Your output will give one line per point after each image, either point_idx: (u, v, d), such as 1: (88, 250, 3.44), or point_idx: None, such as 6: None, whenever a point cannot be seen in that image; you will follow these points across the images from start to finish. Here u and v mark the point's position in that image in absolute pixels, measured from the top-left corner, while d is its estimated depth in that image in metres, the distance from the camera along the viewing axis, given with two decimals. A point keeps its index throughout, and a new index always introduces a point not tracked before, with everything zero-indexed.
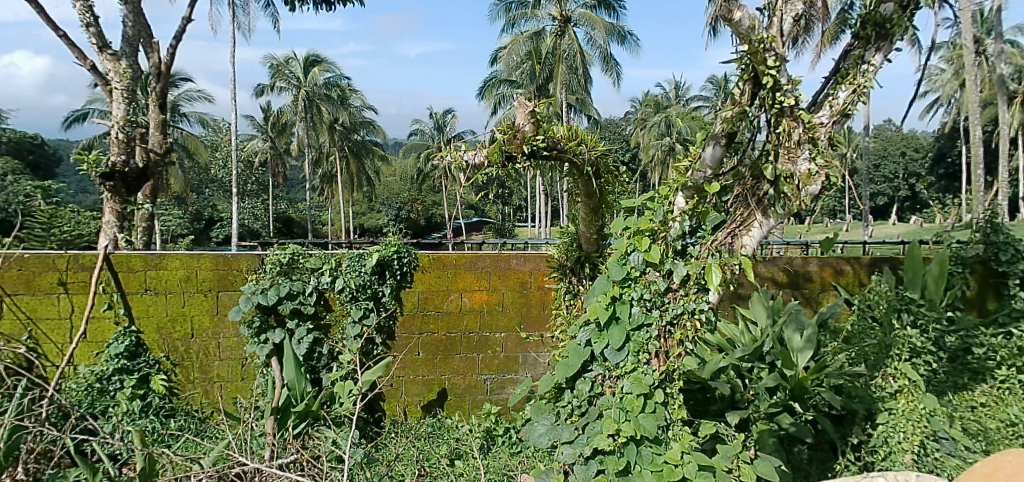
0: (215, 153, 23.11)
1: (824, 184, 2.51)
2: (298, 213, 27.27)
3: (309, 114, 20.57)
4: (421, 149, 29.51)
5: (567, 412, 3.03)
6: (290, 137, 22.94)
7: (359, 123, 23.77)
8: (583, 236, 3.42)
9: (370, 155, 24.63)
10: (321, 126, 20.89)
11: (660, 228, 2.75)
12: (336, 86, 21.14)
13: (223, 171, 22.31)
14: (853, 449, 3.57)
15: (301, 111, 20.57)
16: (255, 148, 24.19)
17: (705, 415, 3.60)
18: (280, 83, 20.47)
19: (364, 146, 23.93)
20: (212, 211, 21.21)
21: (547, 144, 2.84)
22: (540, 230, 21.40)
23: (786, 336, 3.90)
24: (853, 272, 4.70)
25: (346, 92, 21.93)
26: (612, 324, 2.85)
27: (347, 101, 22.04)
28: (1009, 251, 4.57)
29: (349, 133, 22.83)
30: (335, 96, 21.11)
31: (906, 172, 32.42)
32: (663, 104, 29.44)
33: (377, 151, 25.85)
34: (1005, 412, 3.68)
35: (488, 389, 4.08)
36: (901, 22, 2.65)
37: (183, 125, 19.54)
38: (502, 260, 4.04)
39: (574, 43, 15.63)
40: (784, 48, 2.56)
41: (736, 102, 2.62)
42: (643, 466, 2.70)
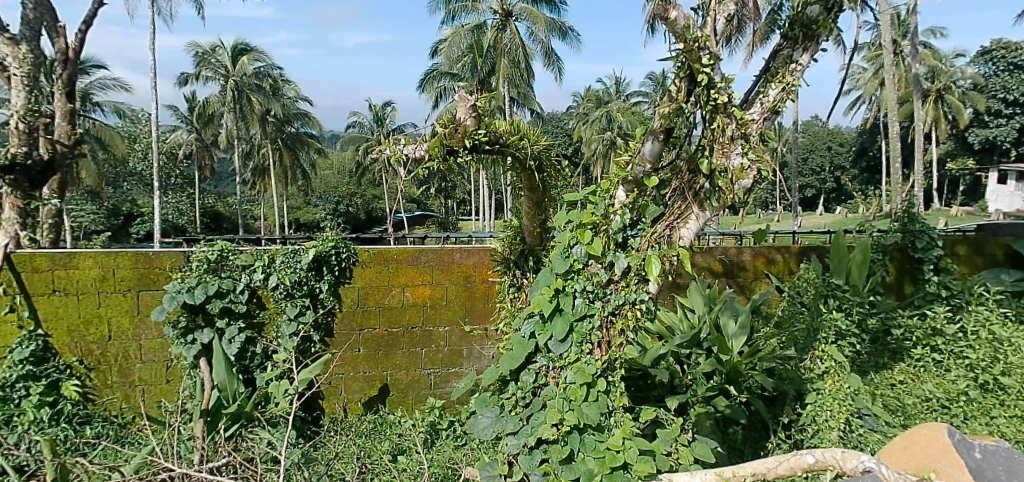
0: (134, 145, 21.69)
1: (755, 178, 2.66)
2: (229, 208, 26.17)
3: (237, 105, 19.74)
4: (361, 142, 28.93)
5: (511, 404, 3.02)
6: (217, 127, 22.02)
7: (293, 115, 23.05)
8: (527, 230, 3.42)
9: (306, 148, 23.95)
10: (252, 118, 20.09)
11: (602, 221, 2.80)
12: (268, 76, 20.40)
13: (145, 165, 21.13)
14: (784, 428, 3.76)
15: (229, 102, 19.65)
16: (180, 140, 23.10)
17: (646, 401, 3.75)
18: (206, 73, 19.71)
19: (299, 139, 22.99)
20: (132, 206, 20.09)
21: (489, 139, 2.82)
22: (484, 223, 21.38)
23: (722, 323, 4.08)
24: (784, 261, 4.93)
25: (278, 82, 21.20)
26: (556, 315, 2.87)
27: (279, 92, 21.29)
28: (924, 239, 4.91)
29: (283, 125, 22.08)
30: (266, 87, 20.32)
31: (832, 165, 34.00)
32: (605, 99, 29.98)
33: (315, 144, 25.16)
34: (921, 388, 3.93)
35: (432, 383, 4.05)
36: (826, 23, 2.77)
37: (94, 114, 18.42)
38: (445, 254, 4.02)
39: (515, 38, 15.64)
40: (717, 46, 2.63)
41: (673, 99, 2.68)
42: (587, 454, 2.72)
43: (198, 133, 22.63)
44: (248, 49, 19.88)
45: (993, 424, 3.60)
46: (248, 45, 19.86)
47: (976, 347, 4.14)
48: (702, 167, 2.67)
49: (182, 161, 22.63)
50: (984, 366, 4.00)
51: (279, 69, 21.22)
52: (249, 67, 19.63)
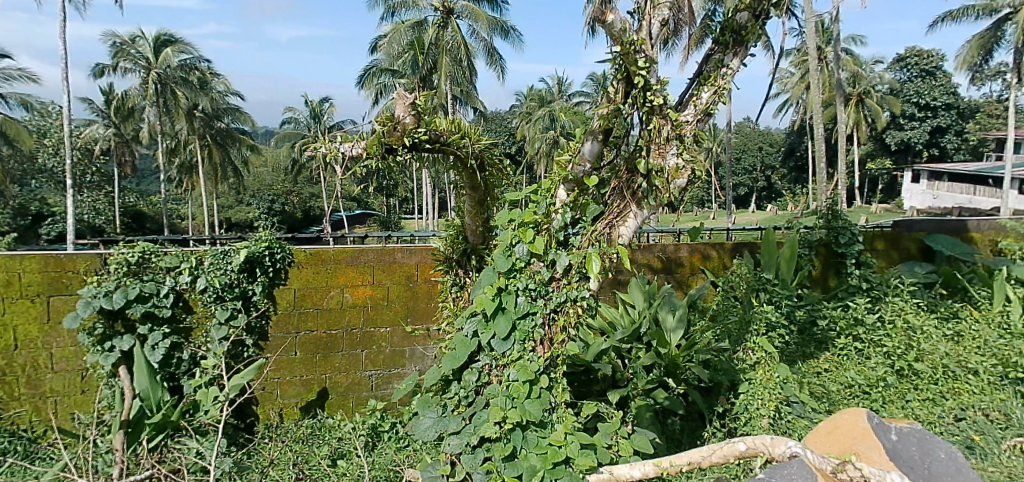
0: (43, 140, 20.26)
1: (689, 177, 2.72)
2: (153, 208, 24.86)
3: (160, 99, 18.81)
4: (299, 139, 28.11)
5: (454, 404, 2.98)
6: (138, 122, 20.88)
7: (223, 109, 22.14)
8: (469, 229, 3.40)
9: (237, 144, 23.07)
10: (177, 112, 19.19)
11: (544, 219, 2.82)
12: (194, 69, 19.44)
13: (56, 161, 19.79)
14: (719, 417, 3.89)
15: (151, 96, 18.67)
16: (96, 135, 21.81)
17: (589, 395, 3.89)
18: (124, 64, 18.37)
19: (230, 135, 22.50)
20: (41, 206, 18.83)
21: (429, 137, 2.78)
22: (427, 222, 21.18)
23: (661, 317, 4.19)
24: (718, 257, 5.11)
25: (206, 75, 20.28)
26: (499, 313, 2.86)
27: (207, 86, 20.36)
28: (846, 234, 5.17)
29: (211, 120, 21.43)
30: (193, 80, 19.38)
31: (763, 165, 35.41)
32: (547, 98, 30.32)
33: (247, 140, 24.22)
34: (844, 375, 4.14)
35: (373, 384, 3.97)
36: (754, 30, 2.87)
37: None
38: (386, 254, 3.96)
39: (457, 35, 15.56)
40: (653, 50, 2.69)
41: (611, 100, 2.71)
42: (529, 450, 2.74)
43: (117, 128, 21.40)
44: (172, 40, 18.72)
45: (907, 406, 3.84)
46: (172, 36, 18.68)
47: (892, 336, 4.42)
48: (639, 167, 2.72)
49: (98, 157, 21.33)
50: (900, 353, 4.27)
51: (207, 61, 20.24)
52: (174, 59, 18.54)
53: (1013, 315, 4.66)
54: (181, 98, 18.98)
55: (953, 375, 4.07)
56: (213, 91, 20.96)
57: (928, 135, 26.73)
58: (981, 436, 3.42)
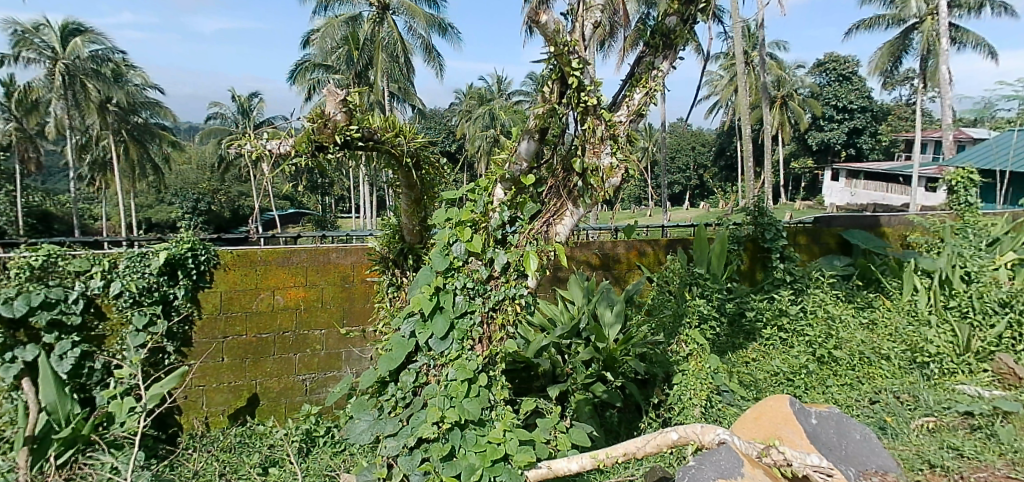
0: None
1: (623, 176, 2.81)
2: (62, 209, 23.20)
3: (69, 91, 17.65)
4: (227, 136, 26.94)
5: (390, 406, 2.93)
6: (45, 116, 19.48)
7: (140, 103, 20.96)
8: (406, 228, 3.35)
9: (157, 140, 21.90)
10: (88, 105, 18.03)
11: (481, 218, 2.83)
12: (107, 61, 18.35)
13: None
14: (654, 408, 4.01)
15: (59, 88, 17.48)
16: None
17: (530, 391, 3.93)
18: (27, 54, 17.10)
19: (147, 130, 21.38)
20: None
21: (362, 135, 2.71)
22: (365, 221, 20.79)
23: (599, 312, 4.27)
24: (654, 253, 5.26)
25: (121, 67, 19.16)
26: (436, 313, 2.85)
27: (122, 79, 19.24)
28: (772, 230, 5.43)
29: (127, 114, 20.32)
30: (106, 72, 18.27)
31: (696, 164, 36.16)
32: (487, 97, 30.33)
33: (169, 136, 23.00)
34: (770, 364, 4.34)
35: (307, 389, 3.86)
36: (682, 34, 2.96)
37: None
38: (320, 254, 3.86)
39: (393, 31, 15.32)
40: (585, 51, 2.72)
41: (546, 99, 2.71)
42: (468, 449, 2.71)
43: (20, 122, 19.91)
44: (81, 29, 17.60)
45: (828, 391, 4.06)
46: (80, 25, 17.58)
47: (814, 326, 4.66)
48: (575, 166, 2.75)
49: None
50: (821, 341, 4.51)
51: (121, 53, 19.14)
52: (84, 50, 17.42)
53: (920, 304, 5.01)
54: (93, 91, 17.86)
55: (868, 360, 4.35)
56: (128, 84, 19.84)
57: (845, 136, 28.46)
58: (892, 417, 3.65)
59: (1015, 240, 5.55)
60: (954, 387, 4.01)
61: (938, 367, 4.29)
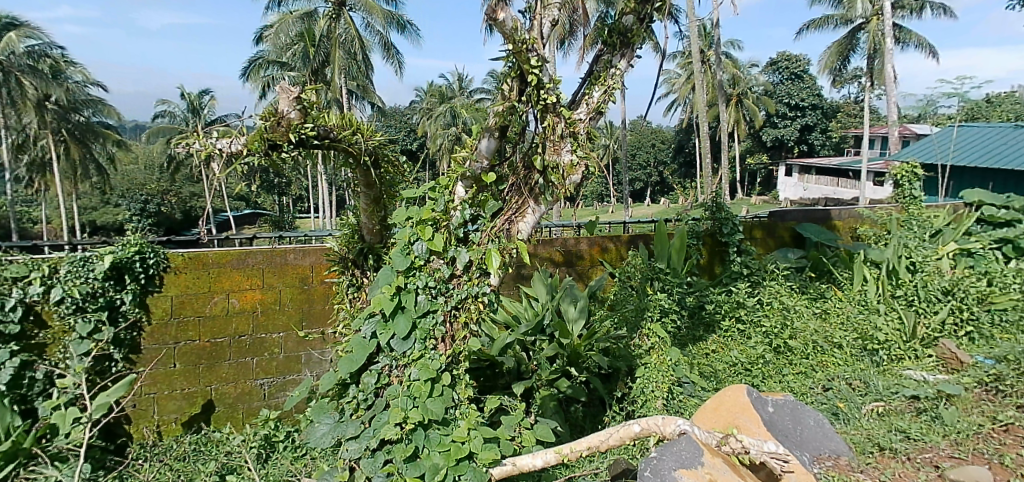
0: None
1: (583, 174, 2.83)
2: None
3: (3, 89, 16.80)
4: (173, 134, 26.00)
5: (352, 408, 2.89)
6: None
7: (82, 101, 20.09)
8: (365, 228, 3.29)
9: (101, 140, 21.01)
10: (25, 103, 17.20)
11: (442, 216, 2.81)
12: (44, 57, 17.61)
13: None
14: (618, 401, 4.07)
15: None
16: None
17: (495, 389, 3.94)
18: None
19: (90, 129, 20.47)
20: None
21: (318, 133, 2.64)
22: (325, 221, 20.42)
23: (563, 308, 4.30)
24: (616, 249, 5.31)
25: (60, 64, 18.38)
26: (398, 313, 2.81)
27: (61, 76, 18.45)
28: (729, 224, 5.56)
29: (67, 113, 19.41)
30: (43, 68, 17.50)
31: (656, 161, 36.79)
32: (447, 95, 30.17)
33: (113, 136, 22.09)
34: (729, 355, 4.45)
35: (266, 393, 3.77)
36: (639, 33, 2.99)
37: None
38: (277, 255, 3.77)
39: (350, 28, 15.10)
40: (544, 49, 2.72)
41: (506, 97, 2.70)
42: (431, 449, 2.67)
43: None
44: (15, 23, 16.82)
45: (784, 380, 4.18)
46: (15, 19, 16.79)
47: (770, 316, 4.78)
48: (536, 164, 2.76)
49: None
50: (777, 332, 4.64)
51: (60, 49, 18.37)
52: (19, 45, 16.61)
53: (869, 293, 5.19)
54: (30, 89, 17.03)
55: (821, 349, 4.49)
56: (68, 82, 19.01)
57: (798, 133, 29.36)
58: (845, 403, 3.78)
59: (956, 231, 5.81)
60: (901, 372, 4.18)
61: (887, 354, 4.47)
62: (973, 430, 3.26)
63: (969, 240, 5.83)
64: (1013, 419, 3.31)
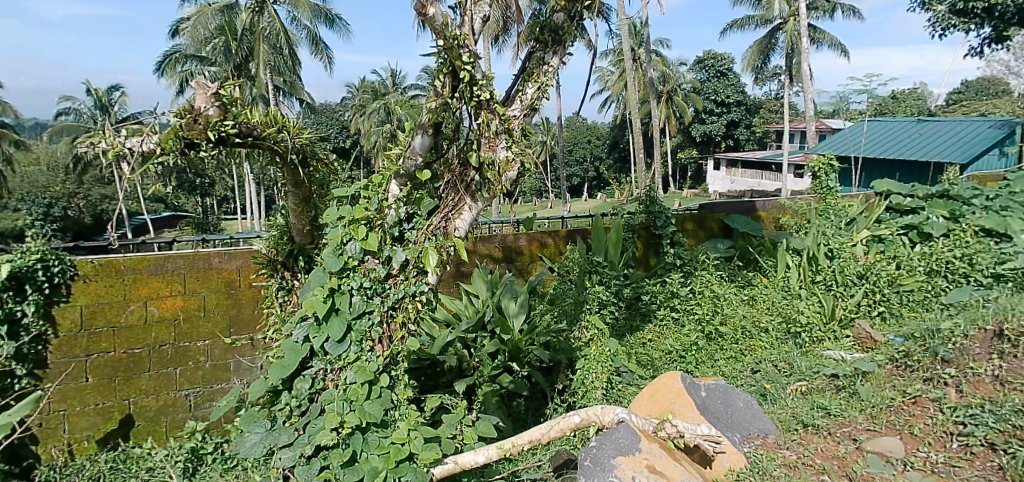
0: None
1: (519, 169, 2.83)
2: None
3: None
4: (79, 132, 24.22)
5: (285, 415, 2.77)
6: None
7: None
8: (295, 228, 3.15)
9: None
10: None
11: (376, 215, 2.73)
12: None
13: None
14: (559, 394, 4.11)
15: None
16: None
17: (436, 388, 3.91)
18: None
19: None
20: None
21: (239, 130, 2.51)
22: (253, 223, 19.59)
23: (503, 304, 4.30)
24: (555, 244, 5.36)
25: None
26: (332, 316, 2.72)
27: None
28: (662, 217, 5.71)
29: None
30: None
31: (592, 156, 37.42)
32: (381, 91, 29.65)
33: (11, 135, 20.40)
34: (665, 343, 4.57)
35: (191, 405, 3.58)
36: (570, 30, 3.00)
37: None
38: (199, 259, 3.59)
39: (275, 22, 14.60)
40: (476, 46, 2.70)
41: (439, 94, 2.66)
42: (370, 452, 2.60)
43: None
44: None
45: (716, 365, 4.35)
46: None
47: (702, 304, 4.94)
48: (471, 161, 2.73)
49: None
50: (708, 319, 4.81)
51: None
52: None
53: (792, 280, 5.46)
54: None
55: (748, 333, 4.71)
56: None
57: (725, 128, 30.60)
58: (771, 384, 3.96)
59: (867, 219, 6.20)
60: (821, 352, 4.43)
61: (808, 336, 4.71)
62: (886, 404, 3.47)
63: (880, 227, 6.23)
64: (920, 392, 3.51)
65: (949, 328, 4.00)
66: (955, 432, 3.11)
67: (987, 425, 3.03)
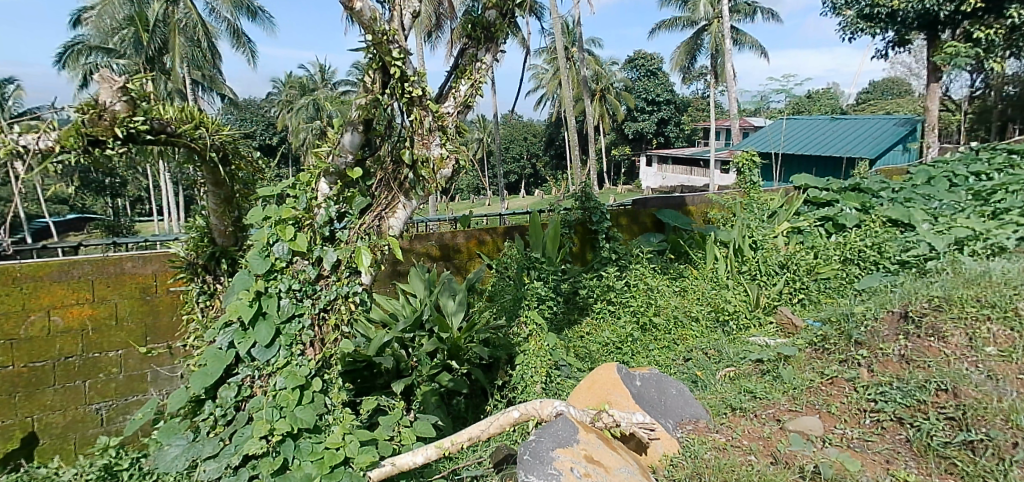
0: None
1: (454, 167, 2.79)
2: None
3: None
4: None
5: (208, 425, 2.62)
6: None
7: None
8: (216, 229, 2.98)
9: None
10: None
11: (305, 215, 2.63)
12: None
13: None
14: (499, 390, 4.10)
15: None
16: None
17: (373, 390, 3.83)
18: None
19: None
20: None
21: (151, 127, 2.35)
22: (171, 224, 18.50)
23: (441, 303, 4.26)
24: (492, 241, 5.36)
25: None
26: (259, 320, 2.59)
27: None
28: (597, 213, 5.81)
29: None
30: None
31: (528, 153, 37.69)
32: (308, 87, 28.83)
33: None
34: (603, 336, 4.66)
35: (103, 419, 3.42)
36: (502, 28, 2.97)
37: None
38: (109, 264, 3.39)
39: (191, 13, 13.90)
40: (406, 42, 2.65)
41: (369, 90, 2.59)
42: (303, 459, 2.50)
43: None
44: None
45: (650, 355, 4.47)
46: None
47: (636, 297, 5.06)
48: (404, 158, 2.67)
49: None
50: (643, 310, 4.93)
51: None
52: None
53: (720, 270, 5.70)
54: None
55: (680, 323, 4.86)
56: None
57: (655, 126, 31.54)
58: (702, 371, 4.11)
59: (788, 211, 6.54)
60: (747, 339, 4.64)
61: (735, 324, 4.92)
62: (806, 385, 3.67)
63: (799, 219, 6.59)
64: (837, 373, 3.72)
65: (861, 312, 4.27)
66: (868, 409, 3.32)
67: (895, 401, 3.26)
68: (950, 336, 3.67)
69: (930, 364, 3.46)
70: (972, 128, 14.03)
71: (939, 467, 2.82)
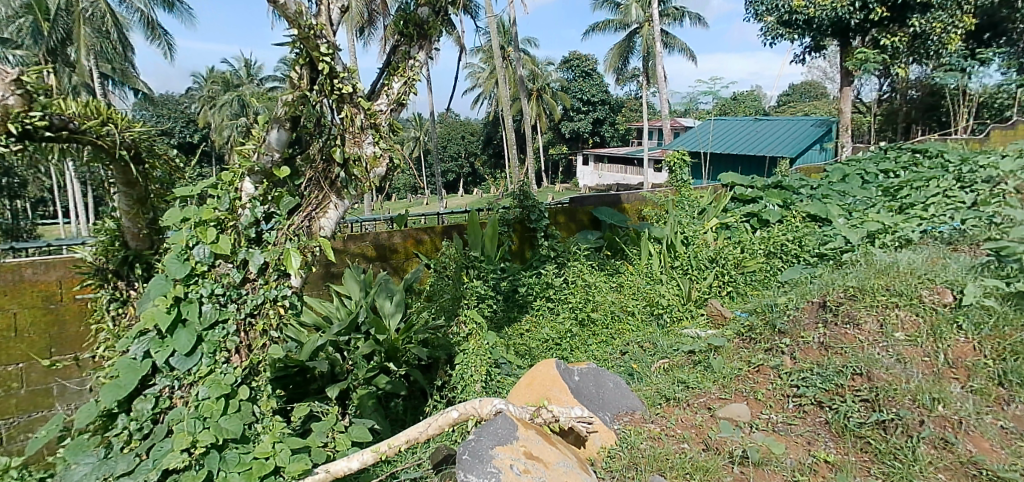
0: None
1: (387, 166, 2.72)
2: None
3: None
4: None
5: (122, 441, 2.44)
6: None
7: None
8: (128, 232, 2.77)
9: None
10: None
11: (228, 216, 2.51)
12: None
13: None
14: (438, 391, 4.05)
15: None
16: None
17: (306, 396, 3.71)
18: None
19: None
20: None
21: (50, 123, 2.16)
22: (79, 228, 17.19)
23: (378, 304, 4.17)
24: (430, 240, 5.28)
25: None
26: (178, 327, 2.44)
27: None
28: (535, 212, 5.85)
29: None
30: None
31: (466, 152, 37.56)
32: (232, 82, 27.64)
33: None
34: (542, 332, 4.69)
35: (4, 437, 3.33)
36: (435, 25, 2.93)
37: None
38: (7, 272, 3.28)
39: (99, 2, 13.03)
40: (335, 37, 2.57)
41: (296, 86, 2.49)
42: (229, 471, 2.38)
43: None
44: None
45: (588, 350, 4.53)
46: None
47: (575, 293, 5.12)
48: (335, 156, 2.58)
49: None
50: (581, 306, 4.99)
51: None
52: None
53: (653, 266, 5.87)
54: None
55: (617, 318, 4.95)
56: None
57: (590, 126, 32.13)
58: (638, 364, 4.21)
59: (716, 208, 6.80)
60: (680, 331, 4.78)
61: (669, 317, 5.06)
62: (734, 374, 3.82)
63: (726, 215, 6.86)
64: (762, 361, 3.90)
65: (785, 303, 4.49)
66: (790, 394, 3.49)
67: (816, 386, 3.44)
68: (864, 323, 3.90)
69: (846, 350, 3.66)
70: (880, 128, 15.06)
71: (854, 446, 3.00)
